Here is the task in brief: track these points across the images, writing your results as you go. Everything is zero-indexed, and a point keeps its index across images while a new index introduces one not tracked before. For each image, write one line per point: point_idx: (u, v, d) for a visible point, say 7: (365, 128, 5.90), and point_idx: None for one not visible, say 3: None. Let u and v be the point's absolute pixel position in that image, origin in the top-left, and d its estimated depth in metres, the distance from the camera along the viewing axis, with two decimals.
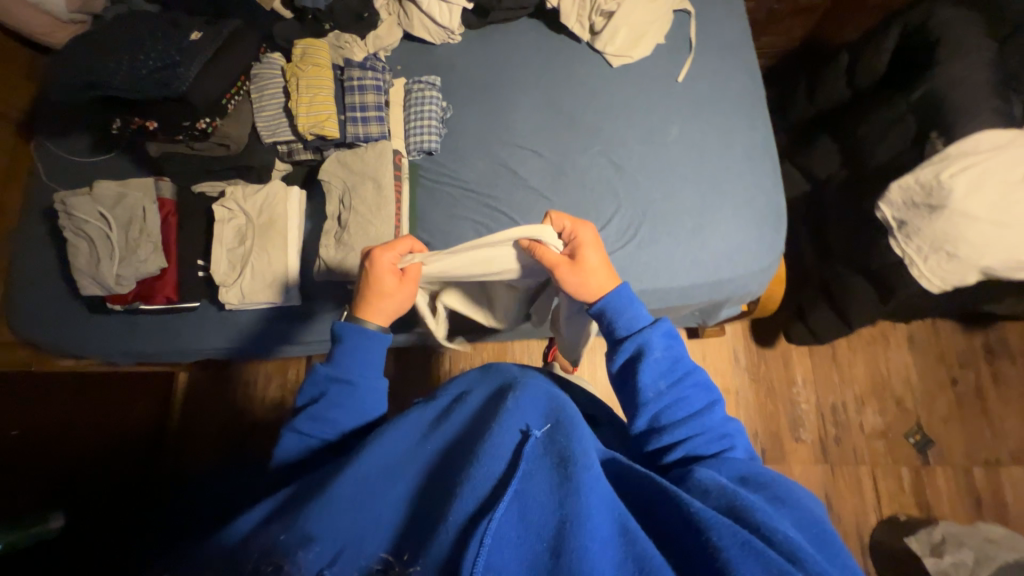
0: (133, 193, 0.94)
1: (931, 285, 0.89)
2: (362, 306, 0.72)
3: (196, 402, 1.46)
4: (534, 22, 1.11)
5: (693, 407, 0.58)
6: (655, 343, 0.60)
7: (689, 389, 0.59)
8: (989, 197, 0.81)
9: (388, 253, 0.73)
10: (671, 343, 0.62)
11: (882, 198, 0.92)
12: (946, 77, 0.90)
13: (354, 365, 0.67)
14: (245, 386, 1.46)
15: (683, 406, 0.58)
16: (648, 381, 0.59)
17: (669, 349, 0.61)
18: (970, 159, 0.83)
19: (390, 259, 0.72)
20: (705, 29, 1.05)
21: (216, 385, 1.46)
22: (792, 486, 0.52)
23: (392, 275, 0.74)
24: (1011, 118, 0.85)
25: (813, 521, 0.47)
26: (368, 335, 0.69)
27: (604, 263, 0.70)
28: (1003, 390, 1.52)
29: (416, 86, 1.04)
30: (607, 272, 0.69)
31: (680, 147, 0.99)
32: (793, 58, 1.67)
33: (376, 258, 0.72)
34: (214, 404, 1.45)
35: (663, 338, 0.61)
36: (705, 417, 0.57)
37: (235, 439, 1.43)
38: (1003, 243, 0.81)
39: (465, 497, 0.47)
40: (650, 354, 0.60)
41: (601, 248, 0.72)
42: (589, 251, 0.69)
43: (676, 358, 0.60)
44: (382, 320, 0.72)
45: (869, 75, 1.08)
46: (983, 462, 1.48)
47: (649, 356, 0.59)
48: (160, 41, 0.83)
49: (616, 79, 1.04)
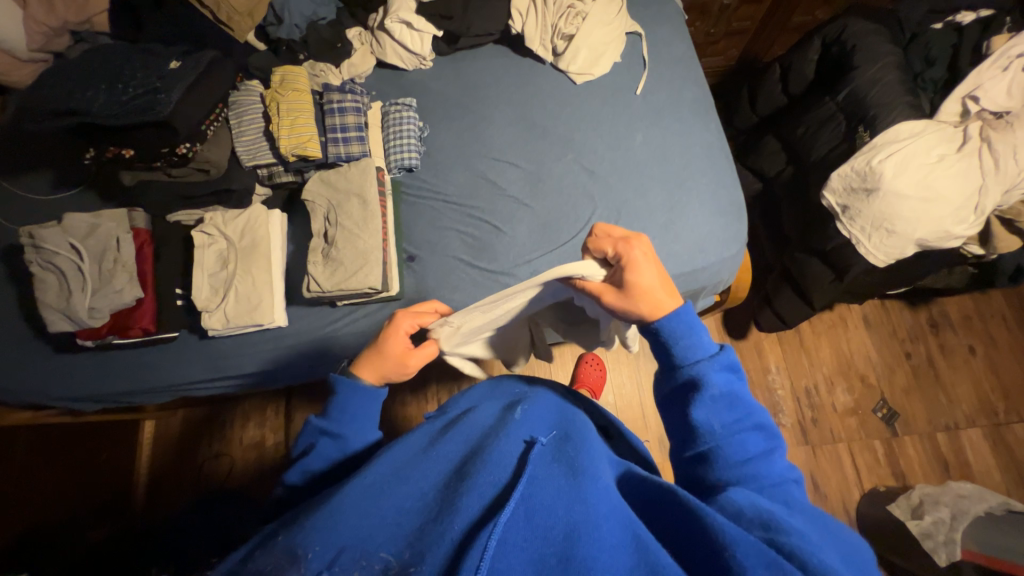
0: (106, 223, 0.91)
1: (877, 260, 0.99)
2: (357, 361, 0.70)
3: (167, 450, 1.36)
4: (500, 47, 1.19)
5: (752, 452, 0.57)
6: (716, 378, 0.59)
7: (747, 430, 0.59)
8: (914, 177, 0.93)
9: (405, 321, 0.72)
10: (730, 377, 0.61)
11: (825, 187, 1.03)
12: (865, 79, 1.03)
13: (342, 419, 0.65)
14: (220, 428, 1.37)
15: (740, 448, 0.57)
16: (704, 416, 0.58)
17: (728, 387, 0.60)
18: (894, 146, 0.95)
19: (408, 322, 0.72)
20: (655, 48, 1.16)
21: (189, 428, 1.37)
22: (833, 526, 0.54)
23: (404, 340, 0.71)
24: (921, 110, 0.98)
25: (853, 560, 0.49)
26: (359, 391, 0.66)
27: (658, 282, 0.66)
28: (951, 359, 1.66)
29: (393, 107, 1.08)
30: (663, 290, 0.66)
31: (646, 153, 1.07)
32: (732, 75, 1.85)
33: (397, 319, 0.73)
34: (186, 451, 1.36)
35: (724, 375, 0.60)
36: (761, 462, 0.57)
37: (214, 481, 1.33)
38: (930, 216, 0.93)
39: (470, 504, 0.50)
40: (709, 390, 0.59)
41: (653, 267, 0.67)
42: (640, 270, 0.66)
43: (736, 396, 0.60)
44: (372, 377, 0.68)
45: (800, 83, 1.22)
46: (944, 428, 1.59)
47: (708, 393, 0.58)
48: (137, 70, 0.84)
49: (581, 95, 1.13)
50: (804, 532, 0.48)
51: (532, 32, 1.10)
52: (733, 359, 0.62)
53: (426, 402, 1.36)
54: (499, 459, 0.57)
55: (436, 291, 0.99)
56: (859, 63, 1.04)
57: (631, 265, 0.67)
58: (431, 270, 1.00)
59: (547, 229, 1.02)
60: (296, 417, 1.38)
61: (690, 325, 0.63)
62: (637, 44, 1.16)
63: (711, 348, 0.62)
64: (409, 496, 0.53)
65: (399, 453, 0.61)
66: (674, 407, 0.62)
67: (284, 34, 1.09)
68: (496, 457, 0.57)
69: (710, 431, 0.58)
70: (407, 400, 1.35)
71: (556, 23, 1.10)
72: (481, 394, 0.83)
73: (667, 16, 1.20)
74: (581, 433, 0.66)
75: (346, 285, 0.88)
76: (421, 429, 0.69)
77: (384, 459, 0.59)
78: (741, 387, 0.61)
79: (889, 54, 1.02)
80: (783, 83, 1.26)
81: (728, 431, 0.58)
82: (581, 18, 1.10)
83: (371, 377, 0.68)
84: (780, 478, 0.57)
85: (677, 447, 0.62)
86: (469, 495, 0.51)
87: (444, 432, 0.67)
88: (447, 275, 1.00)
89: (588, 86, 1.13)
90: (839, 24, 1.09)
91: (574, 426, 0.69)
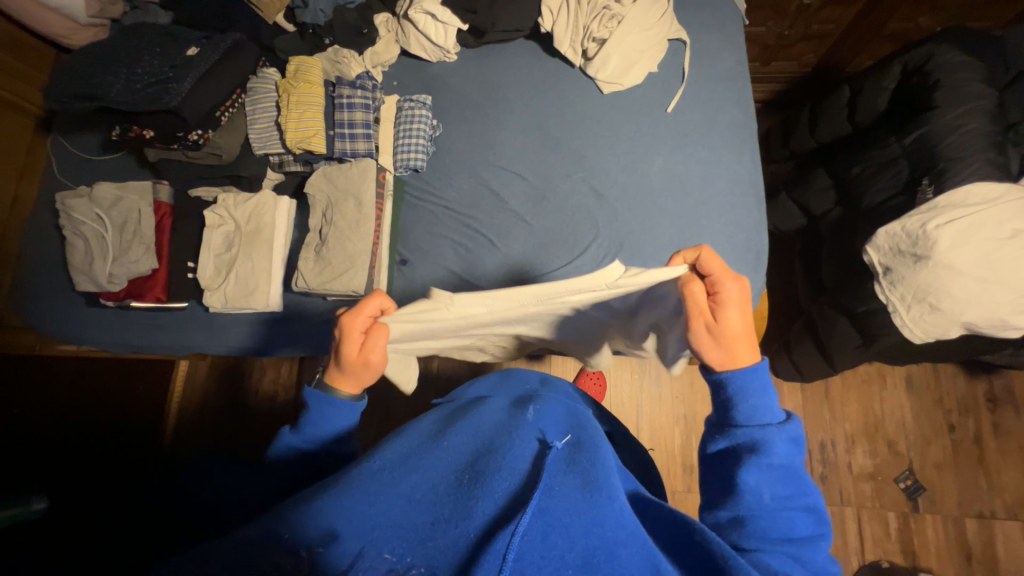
0: (130, 196, 0.98)
1: (912, 336, 0.86)
2: (334, 372, 0.65)
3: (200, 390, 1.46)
4: (530, 45, 1.11)
5: (796, 532, 0.49)
6: (778, 448, 0.49)
7: (797, 511, 0.49)
8: (974, 252, 0.78)
9: (357, 320, 0.63)
10: (794, 452, 0.51)
11: (869, 243, 0.90)
12: (943, 124, 0.86)
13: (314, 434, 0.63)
14: (242, 377, 1.46)
15: (782, 525, 0.48)
16: (753, 482, 0.49)
17: (790, 460, 0.50)
18: (957, 211, 0.80)
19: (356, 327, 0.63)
20: (698, 60, 1.04)
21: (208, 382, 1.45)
22: None
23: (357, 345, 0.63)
24: (1005, 170, 0.82)
25: None
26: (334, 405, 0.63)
27: (746, 331, 0.54)
28: (1004, 442, 1.46)
29: (406, 103, 1.05)
30: (749, 341, 0.54)
31: (667, 181, 0.98)
32: (805, 84, 1.63)
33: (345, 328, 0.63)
34: (215, 391, 1.45)
35: (790, 447, 0.50)
36: (802, 549, 0.48)
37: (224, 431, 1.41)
38: (984, 301, 0.79)
39: (482, 502, 0.44)
40: (767, 457, 0.49)
41: (747, 308, 0.55)
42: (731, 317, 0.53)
43: (795, 472, 0.50)
44: (352, 389, 0.65)
45: (868, 113, 1.05)
46: (976, 514, 1.42)
47: (766, 459, 0.49)
48: (159, 56, 0.88)
49: (607, 107, 1.04)
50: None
51: (562, 33, 1.02)
52: (801, 432, 0.51)
53: (417, 392, 1.39)
54: (511, 453, 0.50)
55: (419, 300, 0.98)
56: (937, 103, 0.87)
57: (720, 304, 0.54)
58: (421, 277, 0.99)
59: (543, 251, 0.98)
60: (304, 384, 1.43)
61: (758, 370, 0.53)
62: (680, 53, 1.04)
63: (778, 415, 0.52)
64: (424, 484, 0.47)
65: (411, 435, 0.56)
66: (718, 464, 0.53)
67: (310, 19, 1.07)
68: (507, 455, 0.50)
69: (756, 501, 0.49)
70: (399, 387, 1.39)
71: (588, 24, 1.01)
72: (491, 387, 0.78)
73: (720, 23, 1.07)
74: (594, 443, 0.57)
75: (331, 286, 0.91)
76: (427, 418, 0.62)
77: (390, 448, 0.52)
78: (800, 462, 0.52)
79: (979, 96, 0.85)
80: (851, 109, 1.09)
81: (775, 504, 0.49)
82: (617, 21, 1.00)
83: (351, 390, 0.65)
84: (817, 567, 0.49)
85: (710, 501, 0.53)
86: (483, 496, 0.45)
87: (452, 422, 0.59)
88: (436, 284, 0.99)
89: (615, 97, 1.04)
90: (925, 50, 0.93)
91: (588, 430, 0.61)
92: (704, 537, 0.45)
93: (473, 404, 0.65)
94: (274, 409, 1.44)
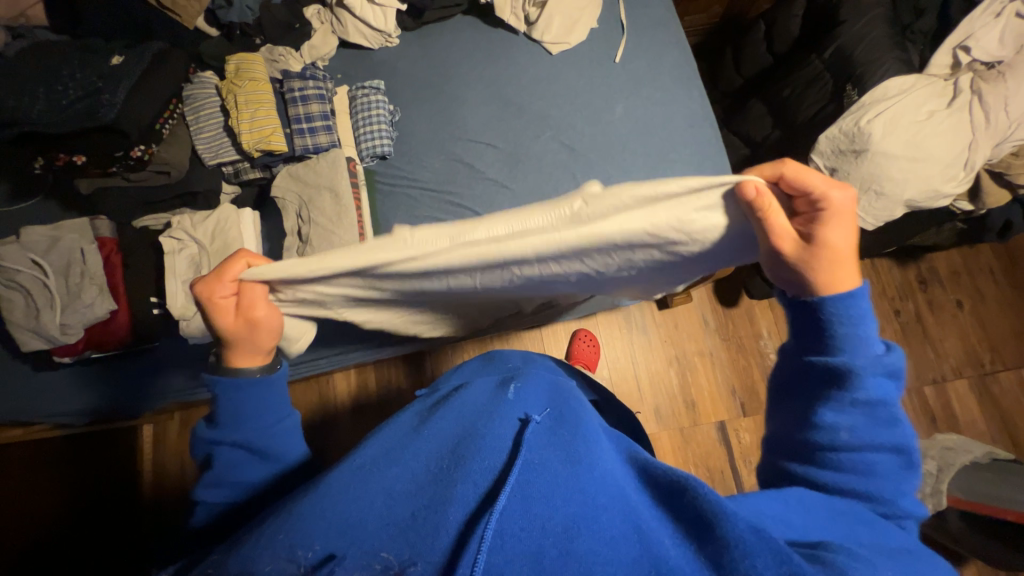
0: (67, 235, 0.87)
1: (867, 223, 0.97)
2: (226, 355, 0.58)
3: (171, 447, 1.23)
4: (469, 19, 1.12)
5: (879, 470, 0.47)
6: (870, 382, 0.47)
7: (879, 449, 0.47)
8: (902, 136, 0.89)
9: (219, 288, 0.57)
10: (889, 386, 0.48)
11: (814, 150, 1.00)
12: (850, 35, 0.98)
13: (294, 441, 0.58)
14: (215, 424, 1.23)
15: (853, 457, 0.47)
16: (833, 414, 0.48)
17: (883, 399, 0.47)
18: (882, 104, 0.91)
19: (221, 292, 0.57)
20: (632, 11, 1.10)
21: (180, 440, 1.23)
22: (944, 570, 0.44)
23: (236, 307, 0.58)
24: (910, 65, 0.94)
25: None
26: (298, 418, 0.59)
27: (851, 250, 0.50)
28: (939, 315, 1.68)
29: (359, 91, 1.03)
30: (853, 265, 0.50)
31: (619, 133, 1.03)
32: (716, 34, 1.77)
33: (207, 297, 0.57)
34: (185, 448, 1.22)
35: (885, 383, 0.47)
36: (878, 483, 0.47)
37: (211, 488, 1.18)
38: (917, 177, 0.90)
39: (463, 488, 0.43)
40: (855, 391, 0.47)
41: (854, 226, 0.51)
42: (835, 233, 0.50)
43: (886, 406, 0.47)
44: (254, 361, 0.58)
45: (785, 41, 1.17)
46: (932, 381, 1.62)
47: (850, 396, 0.47)
48: (80, 67, 0.80)
49: (556, 67, 1.07)
50: (877, 559, 0.39)
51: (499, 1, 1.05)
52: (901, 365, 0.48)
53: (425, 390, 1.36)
54: (491, 432, 0.49)
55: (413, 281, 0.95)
56: (843, 18, 0.99)
57: (828, 218, 0.50)
58: None
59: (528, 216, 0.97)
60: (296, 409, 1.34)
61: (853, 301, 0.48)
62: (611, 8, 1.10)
63: (879, 345, 0.48)
64: (407, 477, 0.45)
65: (390, 433, 0.53)
66: (792, 396, 0.52)
67: (236, 17, 1.01)
68: (484, 436, 0.48)
69: (837, 437, 0.47)
70: (401, 389, 1.35)
71: None
72: (474, 371, 0.76)
73: None
74: (569, 412, 0.56)
75: None
76: (411, 408, 0.61)
77: (369, 445, 0.51)
78: (894, 404, 0.49)
79: (876, 6, 0.97)
80: (768, 41, 1.20)
81: (854, 437, 0.47)
82: None
83: (258, 363, 0.58)
84: (905, 514, 0.47)
85: (787, 435, 0.52)
86: (463, 482, 0.43)
87: (434, 408, 0.58)
88: None
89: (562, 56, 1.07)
90: None
91: (565, 403, 0.58)
92: (690, 488, 0.43)
93: (456, 388, 0.63)
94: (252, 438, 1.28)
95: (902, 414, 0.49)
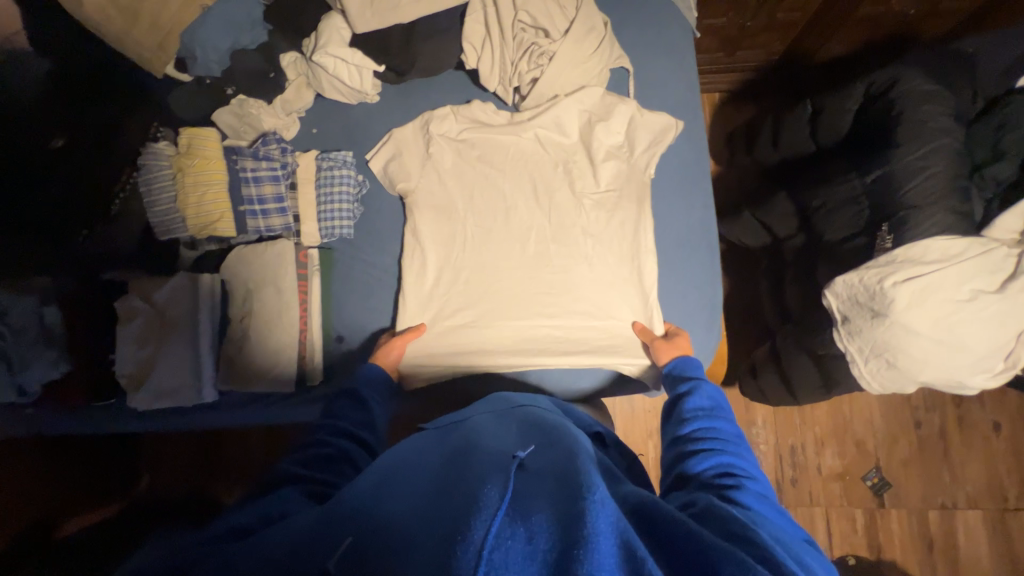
0: (25, 298, 0.84)
1: (869, 387, 0.84)
2: None
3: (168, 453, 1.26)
4: (459, 76, 1.02)
5: None
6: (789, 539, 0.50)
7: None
8: (932, 314, 0.74)
9: None
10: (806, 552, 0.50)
11: (828, 287, 0.85)
12: (902, 165, 0.79)
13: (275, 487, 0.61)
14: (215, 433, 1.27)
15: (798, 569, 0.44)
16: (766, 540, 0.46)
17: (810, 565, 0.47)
18: (918, 268, 0.74)
19: None
20: (644, 91, 0.98)
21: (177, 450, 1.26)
22: None
23: None
24: (967, 219, 0.76)
25: None
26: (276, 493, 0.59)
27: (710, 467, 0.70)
28: (967, 434, 1.50)
29: (324, 163, 0.96)
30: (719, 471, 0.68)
31: (596, 238, 0.95)
32: (774, 72, 1.50)
33: None
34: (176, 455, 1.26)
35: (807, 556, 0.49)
36: None
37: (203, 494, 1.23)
38: (941, 363, 0.76)
39: (460, 507, 0.44)
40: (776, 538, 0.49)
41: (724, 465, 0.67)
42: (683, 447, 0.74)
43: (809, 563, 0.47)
44: None
45: (830, 134, 0.95)
46: (939, 506, 1.47)
47: (752, 514, 0.52)
48: (32, 147, 0.83)
49: (550, 125, 0.95)
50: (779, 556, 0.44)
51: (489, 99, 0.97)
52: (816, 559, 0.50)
53: None
54: (494, 457, 0.51)
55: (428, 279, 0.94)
56: (900, 139, 0.79)
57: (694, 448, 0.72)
58: (359, 356, 0.95)
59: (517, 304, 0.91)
60: (248, 436, 1.28)
61: (720, 415, 0.70)
62: (629, 109, 0.94)
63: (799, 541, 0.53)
64: (429, 504, 0.46)
65: (410, 459, 0.56)
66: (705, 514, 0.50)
67: (202, 72, 0.94)
68: (490, 469, 0.49)
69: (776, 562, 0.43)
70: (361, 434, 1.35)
71: (517, 62, 0.94)
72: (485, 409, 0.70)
73: (668, 43, 0.99)
74: (578, 449, 0.54)
75: (262, 381, 0.91)
76: (421, 438, 0.63)
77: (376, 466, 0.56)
78: (810, 555, 0.50)
79: (944, 133, 0.77)
80: (813, 127, 0.99)
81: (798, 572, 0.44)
82: (547, 58, 0.93)
83: None
84: None
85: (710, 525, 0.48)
86: (459, 498, 0.45)
87: (443, 440, 0.61)
88: None
89: (555, 118, 0.95)
90: (889, 75, 0.83)
91: (562, 437, 0.57)
92: (667, 524, 0.45)
93: (457, 425, 0.64)
94: (217, 455, 1.27)
95: (817, 561, 0.50)
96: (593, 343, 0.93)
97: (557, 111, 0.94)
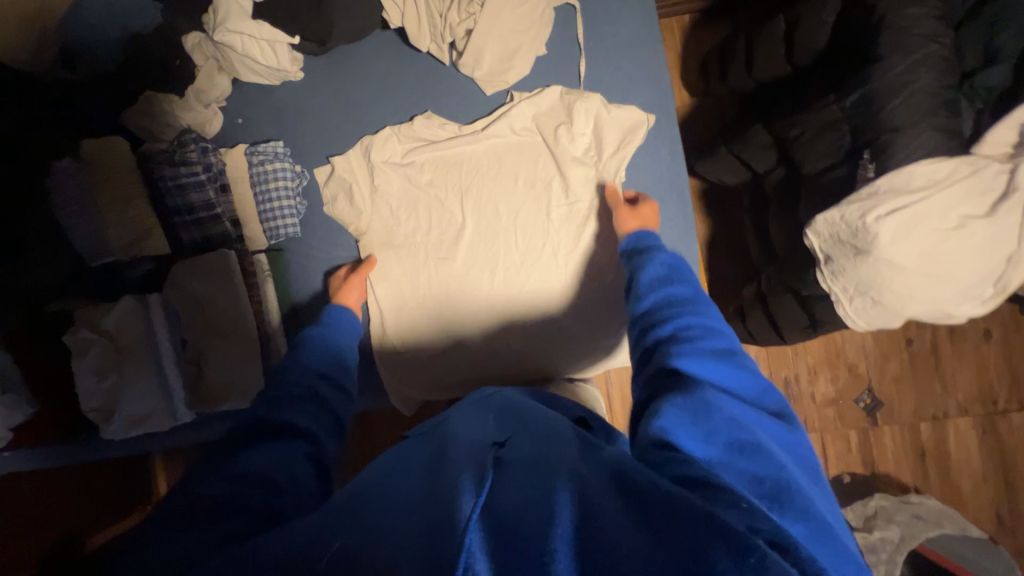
0: None
1: (855, 326, 0.80)
2: None
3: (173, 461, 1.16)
4: (389, 38, 0.90)
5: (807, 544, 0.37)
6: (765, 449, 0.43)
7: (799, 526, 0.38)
8: (918, 246, 0.70)
9: None
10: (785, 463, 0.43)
11: (808, 227, 0.78)
12: (886, 81, 0.70)
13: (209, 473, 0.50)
14: None
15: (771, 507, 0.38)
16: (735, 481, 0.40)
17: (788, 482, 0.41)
18: (901, 199, 0.69)
19: None
20: (595, 30, 0.88)
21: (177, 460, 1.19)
22: None
23: None
24: (954, 137, 0.69)
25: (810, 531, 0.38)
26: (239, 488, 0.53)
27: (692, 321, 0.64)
28: (959, 345, 1.50)
29: (254, 158, 0.87)
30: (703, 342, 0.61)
31: (561, 247, 0.88)
32: None
33: None
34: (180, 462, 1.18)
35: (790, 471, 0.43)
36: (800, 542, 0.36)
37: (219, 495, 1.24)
38: (928, 296, 0.72)
39: (421, 502, 0.38)
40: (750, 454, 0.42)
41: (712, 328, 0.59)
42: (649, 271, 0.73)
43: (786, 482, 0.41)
44: None
45: (807, 52, 0.85)
46: (931, 417, 1.50)
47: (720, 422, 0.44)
48: None
49: (505, 134, 0.88)
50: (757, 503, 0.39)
51: (429, 115, 0.89)
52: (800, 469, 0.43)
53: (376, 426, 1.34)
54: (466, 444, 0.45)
55: (396, 322, 0.89)
56: (883, 52, 0.70)
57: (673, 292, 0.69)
58: None
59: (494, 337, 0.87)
60: None
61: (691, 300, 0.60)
62: (594, 106, 0.87)
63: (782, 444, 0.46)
64: (403, 493, 0.42)
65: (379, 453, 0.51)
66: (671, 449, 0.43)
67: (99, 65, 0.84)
68: (460, 451, 0.44)
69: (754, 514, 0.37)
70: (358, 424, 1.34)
71: (445, 13, 0.85)
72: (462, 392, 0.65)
73: None
74: (555, 418, 0.49)
75: (232, 398, 0.87)
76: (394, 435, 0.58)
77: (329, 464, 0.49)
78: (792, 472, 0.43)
79: (929, 40, 0.69)
80: (788, 46, 0.88)
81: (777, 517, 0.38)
82: (479, 4, 0.84)
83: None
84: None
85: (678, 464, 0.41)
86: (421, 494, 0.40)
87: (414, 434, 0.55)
88: None
89: (508, 127, 0.88)
90: None
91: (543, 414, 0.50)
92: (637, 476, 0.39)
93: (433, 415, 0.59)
94: None
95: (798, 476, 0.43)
96: (569, 339, 0.89)
97: (510, 118, 0.87)
